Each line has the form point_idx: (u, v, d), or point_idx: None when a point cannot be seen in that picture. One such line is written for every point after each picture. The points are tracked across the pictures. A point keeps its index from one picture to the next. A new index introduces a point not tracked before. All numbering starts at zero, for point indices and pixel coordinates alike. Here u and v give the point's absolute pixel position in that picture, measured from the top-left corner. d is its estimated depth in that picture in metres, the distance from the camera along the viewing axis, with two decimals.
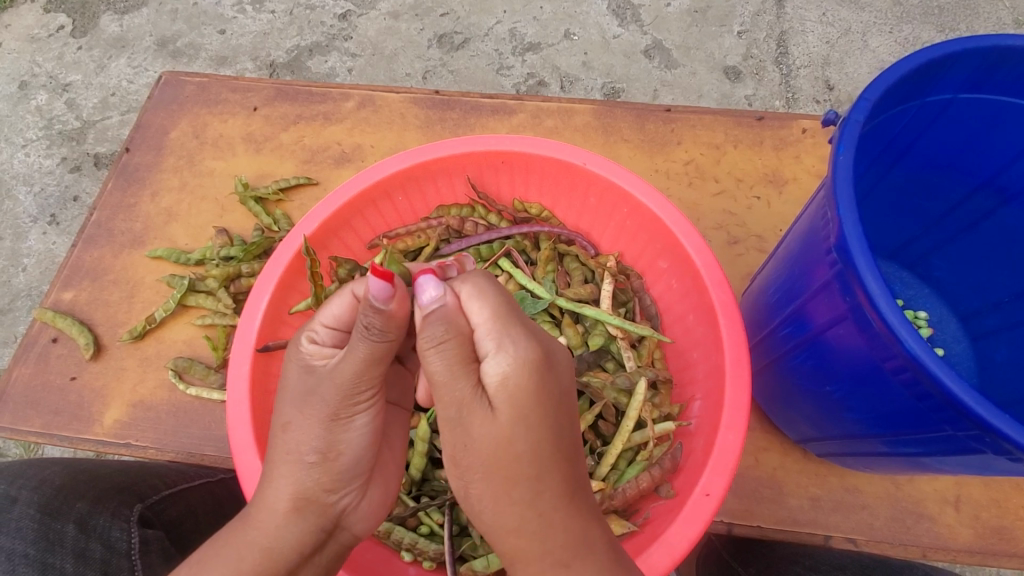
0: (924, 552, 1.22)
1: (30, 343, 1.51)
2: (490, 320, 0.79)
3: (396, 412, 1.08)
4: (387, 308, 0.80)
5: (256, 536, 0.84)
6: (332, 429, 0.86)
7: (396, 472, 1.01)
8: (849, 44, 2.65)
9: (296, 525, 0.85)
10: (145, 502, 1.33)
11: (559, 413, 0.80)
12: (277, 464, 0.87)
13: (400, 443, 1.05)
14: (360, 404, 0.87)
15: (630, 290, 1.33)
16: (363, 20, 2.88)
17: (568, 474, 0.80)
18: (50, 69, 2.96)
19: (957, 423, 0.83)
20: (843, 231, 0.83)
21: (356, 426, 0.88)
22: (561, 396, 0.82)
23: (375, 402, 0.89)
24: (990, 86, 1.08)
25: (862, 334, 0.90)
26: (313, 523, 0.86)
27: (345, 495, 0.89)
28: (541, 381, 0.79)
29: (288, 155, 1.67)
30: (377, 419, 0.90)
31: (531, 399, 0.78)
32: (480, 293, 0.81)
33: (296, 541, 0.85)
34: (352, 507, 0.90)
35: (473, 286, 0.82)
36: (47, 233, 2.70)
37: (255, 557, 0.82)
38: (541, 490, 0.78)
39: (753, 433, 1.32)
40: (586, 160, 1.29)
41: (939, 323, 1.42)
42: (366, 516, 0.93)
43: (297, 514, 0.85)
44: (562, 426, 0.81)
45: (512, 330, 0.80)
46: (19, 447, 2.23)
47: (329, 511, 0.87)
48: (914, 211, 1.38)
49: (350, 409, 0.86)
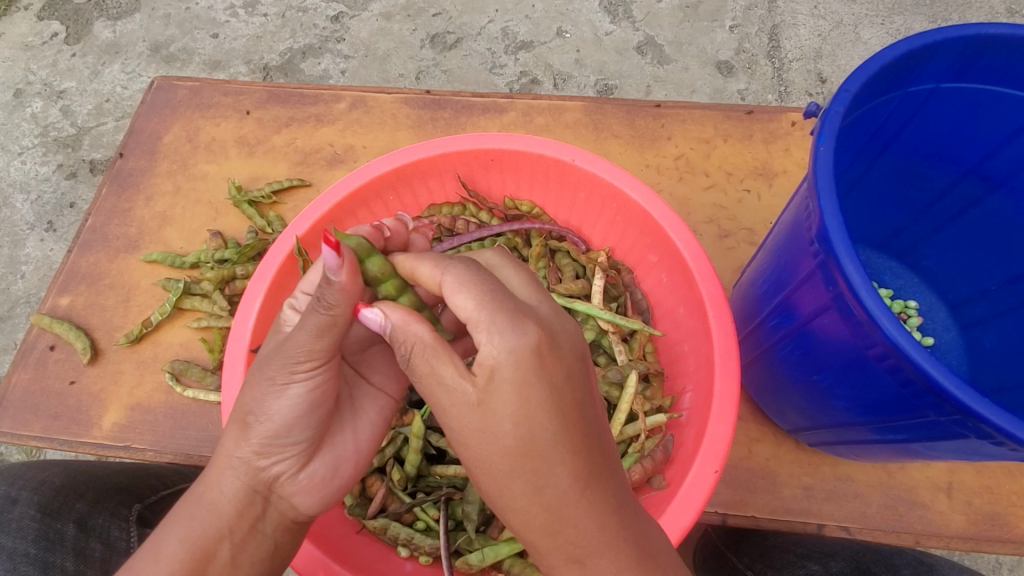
0: (917, 539, 1.23)
1: (28, 349, 1.52)
2: (476, 308, 0.77)
3: (369, 394, 1.07)
4: (337, 281, 0.82)
5: (200, 491, 0.90)
6: (268, 394, 0.88)
7: (353, 454, 1.02)
8: (841, 36, 2.66)
9: (231, 484, 0.89)
10: (143, 502, 1.37)
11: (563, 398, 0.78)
12: (227, 423, 0.92)
13: (367, 425, 1.05)
14: (298, 373, 0.88)
15: (622, 285, 1.35)
16: (355, 22, 2.89)
17: (579, 463, 0.79)
18: (44, 76, 2.97)
19: (940, 408, 0.84)
20: (825, 222, 0.84)
21: (290, 395, 0.89)
22: (566, 378, 0.79)
23: (315, 374, 0.89)
24: (972, 75, 1.09)
25: (845, 322, 0.91)
26: (246, 485, 0.90)
27: (278, 462, 0.91)
28: (541, 363, 0.76)
29: (281, 157, 1.68)
30: (316, 392, 0.91)
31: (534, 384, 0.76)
32: (462, 283, 0.79)
33: (231, 502, 0.89)
34: (287, 477, 0.92)
35: (455, 275, 0.81)
36: (45, 240, 2.71)
37: (201, 516, 0.87)
38: (553, 479, 0.78)
39: (745, 425, 1.33)
40: (575, 156, 1.30)
41: (929, 312, 1.44)
42: (305, 490, 0.94)
43: (235, 474, 0.90)
44: (569, 413, 0.79)
45: (502, 308, 0.77)
46: (20, 453, 2.24)
47: (263, 476, 0.91)
48: (901, 202, 1.39)
49: (287, 376, 0.88)
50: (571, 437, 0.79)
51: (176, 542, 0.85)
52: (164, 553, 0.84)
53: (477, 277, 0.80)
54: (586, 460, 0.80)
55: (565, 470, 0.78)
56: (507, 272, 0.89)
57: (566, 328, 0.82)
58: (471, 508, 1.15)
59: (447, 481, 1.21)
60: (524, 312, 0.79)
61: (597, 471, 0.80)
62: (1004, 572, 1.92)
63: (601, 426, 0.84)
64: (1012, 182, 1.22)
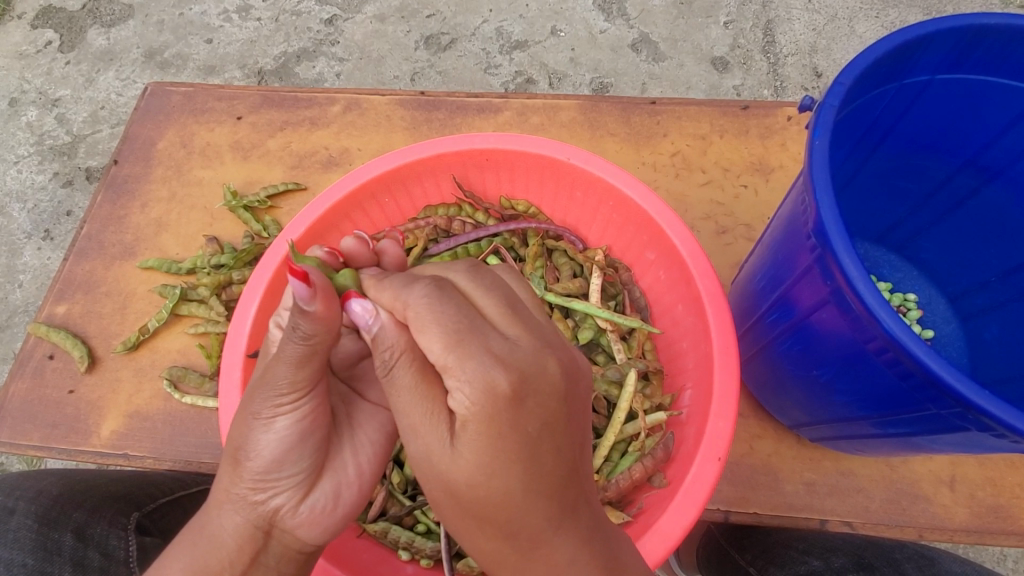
0: (921, 533, 1.23)
1: (25, 358, 1.52)
2: (444, 352, 0.75)
3: (366, 414, 1.05)
4: (312, 311, 0.79)
5: (201, 527, 0.90)
6: (256, 429, 0.88)
7: (354, 478, 1.00)
8: (836, 30, 2.65)
9: (230, 520, 0.89)
10: (143, 511, 1.35)
11: (538, 448, 0.76)
12: (222, 458, 0.92)
13: (366, 445, 1.03)
14: (282, 405, 0.87)
15: (620, 283, 1.34)
16: (349, 24, 2.88)
17: (550, 509, 0.78)
18: (39, 85, 2.96)
19: (940, 401, 0.84)
20: (821, 216, 0.84)
21: (276, 428, 0.87)
22: (542, 427, 0.76)
23: (300, 404, 0.88)
24: (967, 66, 1.09)
25: (844, 317, 0.90)
26: (246, 520, 0.89)
27: (276, 495, 0.90)
28: (514, 407, 0.74)
29: (276, 161, 1.68)
30: (304, 421, 0.90)
31: (506, 435, 0.74)
32: (429, 323, 0.76)
33: (231, 537, 0.88)
34: (287, 510, 0.90)
35: (418, 313, 0.77)
36: (42, 249, 2.71)
37: (203, 547, 0.88)
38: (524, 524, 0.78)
39: (746, 421, 1.33)
40: (570, 155, 1.29)
41: (928, 305, 1.44)
42: (308, 521, 0.92)
43: (233, 510, 0.89)
44: (545, 458, 0.77)
45: (469, 355, 0.74)
46: (21, 462, 2.24)
47: (263, 510, 0.90)
48: (899, 194, 1.39)
49: (271, 410, 0.87)
50: (544, 483, 0.77)
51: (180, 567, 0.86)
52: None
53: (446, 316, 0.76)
54: (560, 501, 0.79)
55: (540, 512, 0.78)
56: (479, 295, 0.82)
57: (548, 371, 0.77)
58: None
59: None
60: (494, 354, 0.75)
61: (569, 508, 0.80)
62: (1008, 564, 1.92)
63: (578, 460, 0.82)
64: (1010, 172, 1.21)
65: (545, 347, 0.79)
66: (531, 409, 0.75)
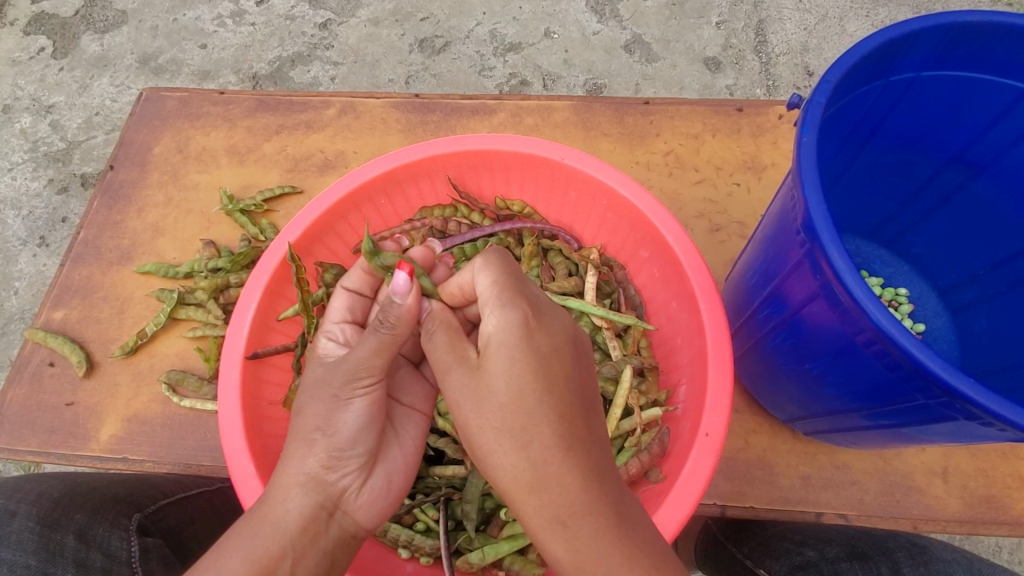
0: (914, 523, 1.24)
1: (22, 364, 1.52)
2: (491, 285, 0.91)
3: (407, 415, 1.10)
4: (402, 303, 0.95)
5: (266, 511, 0.90)
6: (334, 409, 0.95)
7: (403, 467, 1.05)
8: (827, 29, 2.67)
9: (299, 501, 0.91)
10: (143, 511, 1.35)
11: (529, 373, 0.84)
12: (292, 442, 0.95)
13: (411, 442, 1.08)
14: (359, 386, 0.96)
15: (614, 281, 1.36)
16: (343, 28, 2.89)
17: (548, 435, 0.81)
18: (32, 91, 2.97)
19: (928, 391, 0.86)
20: (809, 211, 0.85)
21: (354, 408, 0.96)
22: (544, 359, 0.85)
23: (374, 390, 0.98)
24: (951, 63, 1.10)
25: (833, 310, 0.92)
26: (314, 500, 0.92)
27: (345, 475, 0.95)
28: (532, 334, 0.86)
29: (271, 164, 1.68)
30: (375, 408, 0.98)
31: (514, 362, 0.85)
32: (488, 264, 0.93)
33: (297, 519, 0.90)
34: (353, 490, 0.95)
35: (486, 258, 0.93)
36: (38, 255, 2.71)
37: (263, 532, 0.88)
38: (532, 439, 0.81)
39: (742, 416, 1.34)
40: (563, 154, 1.31)
41: (920, 299, 1.46)
42: (369, 503, 0.97)
43: (304, 491, 0.92)
44: (538, 389, 0.83)
45: (509, 290, 0.89)
46: (19, 468, 2.25)
47: (330, 491, 0.93)
48: (889, 190, 1.41)
49: (350, 390, 0.96)
50: (540, 406, 0.82)
51: (240, 556, 0.85)
52: (229, 567, 0.85)
53: (501, 263, 0.93)
54: (556, 428, 0.82)
55: (544, 430, 0.81)
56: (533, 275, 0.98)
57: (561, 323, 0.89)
58: (470, 507, 1.15)
59: (445, 482, 1.22)
60: (528, 297, 0.90)
61: (571, 443, 0.81)
62: (1004, 555, 1.94)
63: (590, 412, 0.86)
64: (995, 167, 1.23)
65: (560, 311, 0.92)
66: (539, 342, 0.86)
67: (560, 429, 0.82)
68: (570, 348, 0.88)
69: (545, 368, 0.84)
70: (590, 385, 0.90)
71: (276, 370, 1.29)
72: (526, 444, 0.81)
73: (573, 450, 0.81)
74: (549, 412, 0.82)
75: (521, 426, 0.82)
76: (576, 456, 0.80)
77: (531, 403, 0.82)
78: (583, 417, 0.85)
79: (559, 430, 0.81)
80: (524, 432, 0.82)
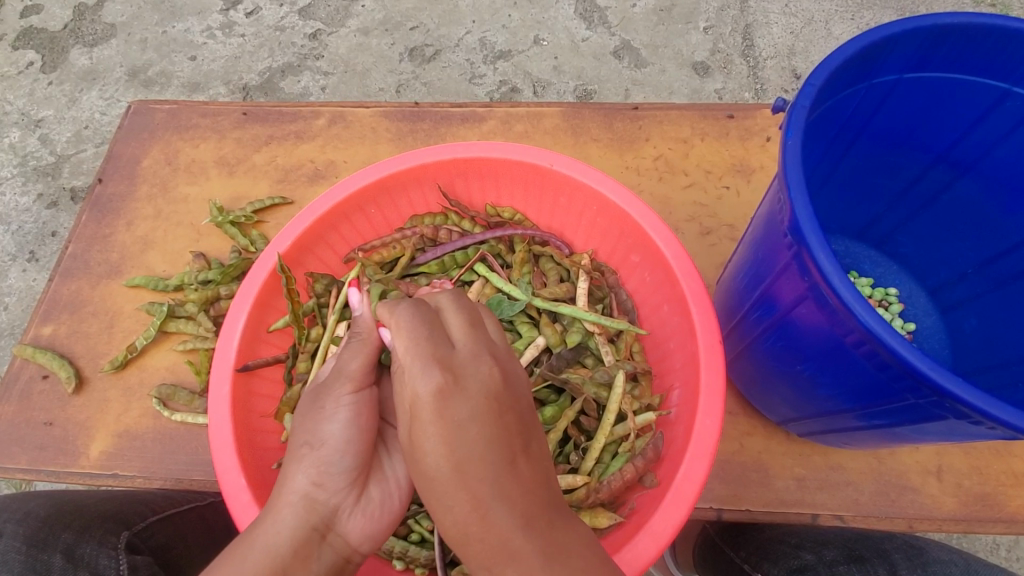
0: (910, 523, 1.24)
1: (10, 381, 1.51)
2: (405, 352, 0.82)
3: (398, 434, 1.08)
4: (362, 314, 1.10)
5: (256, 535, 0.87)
6: (320, 422, 0.96)
7: (395, 487, 1.01)
8: (813, 33, 2.70)
9: (288, 524, 0.88)
10: (132, 529, 1.34)
11: (440, 444, 0.75)
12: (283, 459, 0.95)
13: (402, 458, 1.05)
14: (343, 396, 0.98)
15: (606, 286, 1.35)
16: (333, 38, 2.89)
17: (468, 497, 0.74)
18: (21, 106, 2.95)
19: (917, 390, 0.86)
20: (795, 214, 0.86)
21: (339, 419, 0.97)
22: (465, 419, 0.75)
23: (359, 400, 0.99)
24: (934, 65, 1.11)
25: (822, 311, 0.92)
26: (305, 519, 0.89)
27: (334, 493, 0.93)
28: (445, 401, 0.76)
29: (261, 175, 1.68)
30: (363, 416, 0.98)
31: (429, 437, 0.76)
32: (400, 327, 0.84)
33: (288, 542, 0.87)
34: (345, 509, 0.93)
35: (399, 317, 0.85)
36: (27, 271, 2.69)
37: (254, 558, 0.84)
38: (457, 503, 0.75)
39: (735, 419, 1.34)
40: (553, 161, 1.31)
41: (910, 299, 1.47)
42: (360, 526, 0.94)
43: (293, 510, 0.90)
44: (448, 458, 0.75)
45: (423, 356, 0.79)
46: (9, 486, 2.23)
47: (323, 510, 0.91)
48: (877, 190, 1.41)
49: (334, 403, 0.98)
50: (457, 473, 0.75)
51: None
52: None
53: (416, 322, 0.84)
54: (474, 489, 0.74)
55: (464, 493, 0.74)
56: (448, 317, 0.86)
57: (480, 371, 0.79)
58: None
59: None
60: (445, 361, 0.79)
61: (486, 502, 0.74)
62: (1001, 553, 1.95)
63: (520, 468, 0.76)
64: (982, 166, 1.24)
65: (483, 353, 0.81)
66: (456, 404, 0.76)
67: (477, 492, 0.74)
68: (493, 404, 0.77)
69: (461, 432, 0.75)
70: (522, 427, 0.80)
71: (265, 381, 1.28)
72: (448, 508, 0.75)
73: (489, 511, 0.73)
74: (461, 476, 0.74)
75: (442, 492, 0.76)
76: (494, 514, 0.73)
77: (447, 476, 0.75)
78: (508, 471, 0.75)
79: (473, 490, 0.74)
80: (446, 496, 0.75)
